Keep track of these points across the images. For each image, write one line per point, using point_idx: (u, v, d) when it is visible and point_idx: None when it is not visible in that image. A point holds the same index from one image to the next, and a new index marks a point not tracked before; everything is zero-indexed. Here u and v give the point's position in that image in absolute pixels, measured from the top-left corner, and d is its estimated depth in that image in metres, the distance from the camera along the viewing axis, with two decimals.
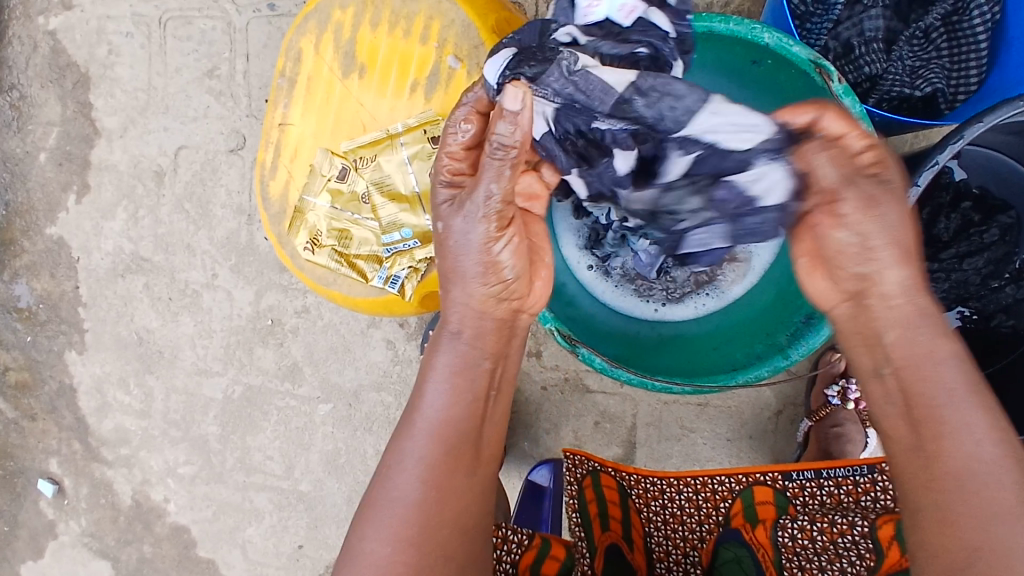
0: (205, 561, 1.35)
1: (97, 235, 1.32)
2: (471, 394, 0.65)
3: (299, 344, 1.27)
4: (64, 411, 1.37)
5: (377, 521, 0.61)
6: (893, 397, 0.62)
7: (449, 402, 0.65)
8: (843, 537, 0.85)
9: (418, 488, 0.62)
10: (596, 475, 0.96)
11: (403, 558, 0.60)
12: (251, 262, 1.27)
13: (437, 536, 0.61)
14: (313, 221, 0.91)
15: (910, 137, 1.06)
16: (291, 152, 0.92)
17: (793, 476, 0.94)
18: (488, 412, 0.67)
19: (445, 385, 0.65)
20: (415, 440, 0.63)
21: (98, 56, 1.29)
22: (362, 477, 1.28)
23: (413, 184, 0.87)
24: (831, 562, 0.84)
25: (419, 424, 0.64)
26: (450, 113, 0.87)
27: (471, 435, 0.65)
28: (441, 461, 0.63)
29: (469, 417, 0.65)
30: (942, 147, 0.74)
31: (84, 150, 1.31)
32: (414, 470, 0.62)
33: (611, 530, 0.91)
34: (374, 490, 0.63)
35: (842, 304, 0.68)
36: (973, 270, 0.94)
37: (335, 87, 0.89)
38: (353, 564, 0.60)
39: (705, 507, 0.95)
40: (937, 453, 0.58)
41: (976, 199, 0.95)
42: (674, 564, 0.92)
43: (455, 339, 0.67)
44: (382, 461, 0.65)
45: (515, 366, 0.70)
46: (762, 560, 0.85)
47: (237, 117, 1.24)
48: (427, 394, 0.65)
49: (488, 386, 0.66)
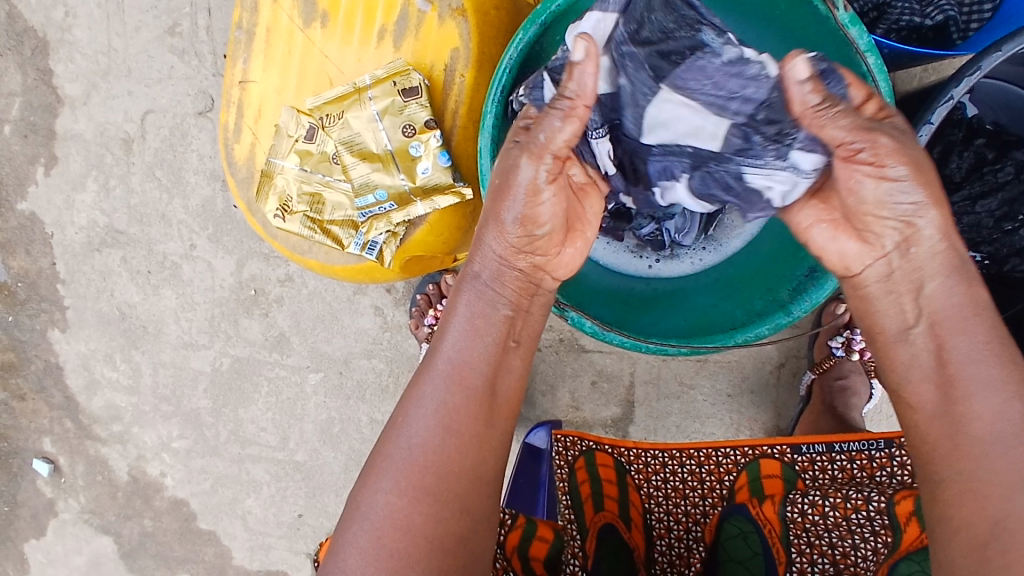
0: (207, 532, 1.34)
1: (69, 209, 1.26)
2: (492, 340, 0.64)
3: (285, 313, 1.23)
4: (52, 390, 1.34)
5: (391, 471, 0.60)
6: (922, 358, 0.58)
7: (470, 346, 0.63)
8: (856, 513, 0.81)
9: (436, 434, 0.60)
10: (590, 455, 0.94)
11: (419, 509, 0.58)
12: (228, 230, 1.22)
13: (453, 485, 0.59)
14: (282, 186, 0.85)
15: (919, 71, 0.98)
16: (254, 112, 0.86)
17: (803, 449, 0.91)
18: (507, 357, 0.65)
19: (467, 329, 0.64)
20: (433, 384, 0.62)
21: (56, 19, 1.21)
22: (358, 444, 1.25)
23: (385, 142, 0.81)
24: (842, 538, 0.79)
25: (438, 367, 0.63)
26: (421, 61, 0.81)
27: (490, 381, 0.63)
28: (460, 405, 0.61)
29: (488, 363, 0.63)
30: (958, 79, 0.68)
31: (49, 120, 1.24)
32: (430, 414, 0.61)
33: (605, 510, 0.87)
34: (387, 440, 0.62)
35: (875, 262, 0.61)
36: (987, 212, 0.88)
37: (295, 38, 0.83)
38: (364, 519, 0.59)
39: (710, 480, 0.91)
40: (964, 417, 0.54)
41: (990, 135, 0.88)
42: (675, 540, 0.88)
43: (476, 285, 0.65)
44: (398, 407, 0.64)
45: (537, 322, 0.68)
46: (768, 536, 0.82)
47: (203, 77, 1.18)
48: (447, 339, 0.64)
49: (508, 335, 0.65)
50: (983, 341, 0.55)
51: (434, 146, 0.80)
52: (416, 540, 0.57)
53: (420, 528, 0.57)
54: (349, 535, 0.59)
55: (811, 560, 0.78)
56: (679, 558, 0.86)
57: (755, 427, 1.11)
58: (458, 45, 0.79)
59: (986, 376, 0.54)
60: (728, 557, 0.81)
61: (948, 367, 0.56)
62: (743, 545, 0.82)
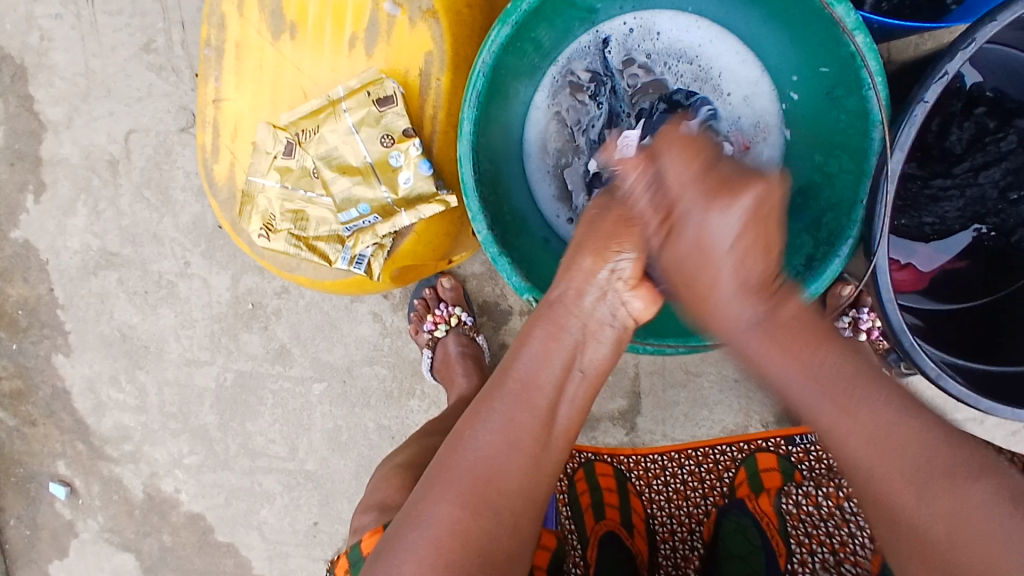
0: (225, 545, 1.32)
1: (61, 233, 1.25)
2: (559, 364, 0.63)
3: (284, 325, 1.23)
4: (62, 414, 1.32)
5: (452, 481, 0.58)
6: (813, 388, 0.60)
7: (542, 368, 0.62)
8: (848, 501, 0.82)
9: (497, 446, 0.59)
10: (589, 466, 0.96)
11: (480, 523, 0.56)
12: (221, 245, 1.21)
13: (509, 504, 0.58)
14: (265, 205, 0.84)
15: (916, 38, 0.94)
16: (230, 130, 0.84)
17: (796, 441, 0.94)
18: (571, 386, 0.63)
19: (541, 346, 0.63)
20: (501, 400, 0.61)
21: (31, 43, 1.20)
22: (366, 451, 1.25)
23: (364, 155, 0.80)
24: (839, 526, 0.80)
25: (508, 384, 0.62)
26: (395, 68, 0.79)
27: (552, 405, 0.62)
28: (528, 425, 0.60)
29: (554, 388, 0.62)
30: (952, 54, 0.65)
31: (34, 146, 1.23)
32: (496, 428, 0.59)
33: (606, 518, 0.89)
34: (450, 452, 0.60)
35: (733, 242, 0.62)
36: (990, 183, 0.86)
37: (265, 52, 0.81)
38: (419, 529, 0.56)
39: (710, 479, 0.93)
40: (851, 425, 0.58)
41: (990, 103, 0.85)
42: (679, 542, 0.89)
43: (552, 310, 0.65)
44: (462, 420, 0.62)
45: (612, 359, 0.66)
46: (766, 529, 0.82)
47: (183, 93, 1.18)
48: (520, 358, 0.63)
49: (573, 360, 0.64)
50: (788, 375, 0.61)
51: (414, 155, 0.79)
52: (472, 556, 0.55)
53: (475, 540, 0.56)
54: (405, 542, 0.56)
55: (811, 549, 0.78)
56: (683, 560, 0.87)
57: (764, 412, 1.09)
58: (432, 48, 0.78)
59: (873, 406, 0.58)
60: (728, 552, 0.82)
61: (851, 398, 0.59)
62: (743, 540, 0.82)
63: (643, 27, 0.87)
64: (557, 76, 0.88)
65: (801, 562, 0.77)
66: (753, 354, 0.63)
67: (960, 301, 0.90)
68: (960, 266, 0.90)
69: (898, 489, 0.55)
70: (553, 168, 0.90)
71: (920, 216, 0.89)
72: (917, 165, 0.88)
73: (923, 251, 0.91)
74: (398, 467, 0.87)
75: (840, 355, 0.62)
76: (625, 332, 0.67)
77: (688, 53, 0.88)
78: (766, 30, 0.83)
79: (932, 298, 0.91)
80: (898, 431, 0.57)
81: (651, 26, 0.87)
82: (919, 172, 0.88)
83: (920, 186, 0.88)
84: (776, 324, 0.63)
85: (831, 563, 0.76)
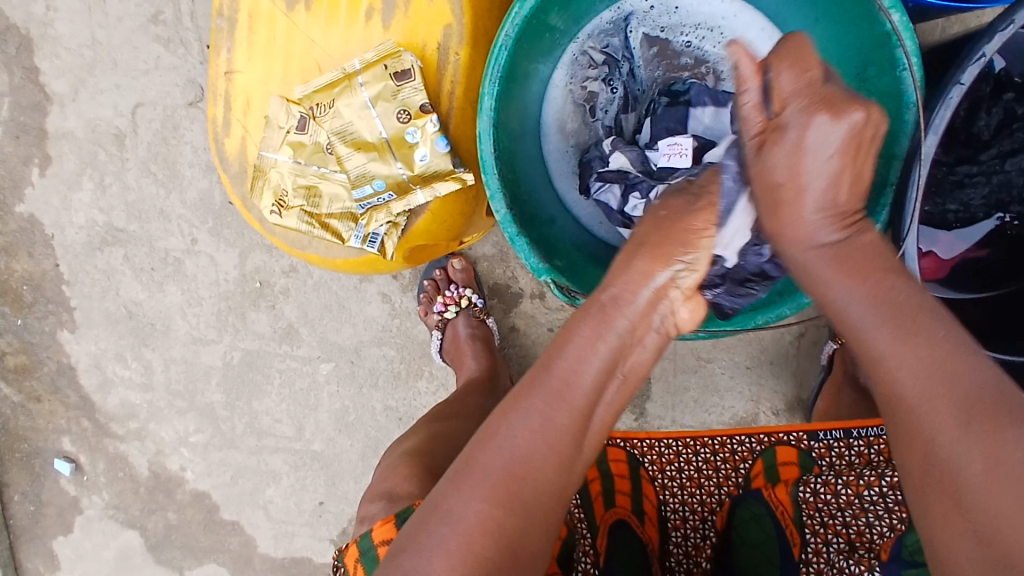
0: (230, 523, 1.32)
1: (67, 209, 1.24)
2: (609, 357, 0.59)
3: (292, 304, 1.22)
4: (67, 390, 1.32)
5: (481, 477, 0.54)
6: (890, 290, 0.58)
7: (585, 366, 0.58)
8: (868, 490, 0.80)
9: (533, 444, 0.55)
10: (601, 451, 0.95)
11: (513, 521, 0.53)
12: (229, 223, 1.20)
13: (542, 506, 0.55)
14: (276, 180, 0.83)
15: (943, 22, 0.93)
16: (242, 103, 0.83)
17: (819, 436, 0.93)
18: (611, 388, 0.60)
19: (587, 342, 0.58)
20: (539, 396, 0.56)
21: (37, 14, 1.18)
22: (373, 432, 1.24)
23: (379, 130, 0.79)
24: (857, 517, 0.79)
25: (548, 379, 0.57)
26: (412, 41, 0.78)
27: (593, 404, 0.58)
28: (563, 426, 0.56)
29: (597, 386, 0.58)
30: (990, 35, 0.63)
31: (39, 119, 1.21)
32: (536, 424, 0.55)
33: (617, 506, 0.89)
34: (480, 445, 0.56)
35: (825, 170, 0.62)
36: (1016, 169, 0.85)
37: (277, 22, 0.79)
38: (448, 524, 0.53)
39: (725, 468, 0.93)
40: (894, 350, 0.56)
41: (1019, 88, 0.83)
42: (691, 530, 0.88)
43: (602, 309, 0.60)
44: (495, 412, 0.58)
45: (653, 359, 0.64)
46: (781, 518, 0.83)
47: (191, 66, 1.16)
48: (563, 354, 0.58)
49: (619, 361, 0.60)
50: (851, 296, 0.60)
51: (431, 132, 0.78)
52: (503, 556, 0.52)
53: (508, 538, 0.53)
54: (432, 538, 0.53)
55: (825, 539, 0.78)
56: (694, 548, 0.87)
57: (775, 399, 1.08)
58: (451, 21, 0.76)
59: (918, 317, 0.56)
60: (741, 542, 0.83)
61: (902, 314, 0.56)
62: (757, 529, 0.84)
63: (664, 3, 0.86)
64: (576, 51, 0.86)
65: (815, 551, 0.78)
66: (819, 274, 0.64)
67: (983, 288, 0.89)
68: (981, 254, 0.89)
69: (942, 422, 0.51)
70: (572, 147, 0.88)
71: (944, 203, 0.88)
72: (944, 151, 0.87)
73: (945, 238, 0.90)
74: (406, 454, 0.86)
75: (912, 288, 0.58)
76: (668, 336, 0.65)
77: (708, 30, 0.86)
78: (791, 9, 0.81)
79: (952, 286, 0.90)
80: (952, 362, 0.53)
81: (671, 2, 0.86)
82: (946, 158, 0.87)
83: (945, 172, 0.87)
84: (842, 254, 0.63)
85: (848, 552, 0.76)
